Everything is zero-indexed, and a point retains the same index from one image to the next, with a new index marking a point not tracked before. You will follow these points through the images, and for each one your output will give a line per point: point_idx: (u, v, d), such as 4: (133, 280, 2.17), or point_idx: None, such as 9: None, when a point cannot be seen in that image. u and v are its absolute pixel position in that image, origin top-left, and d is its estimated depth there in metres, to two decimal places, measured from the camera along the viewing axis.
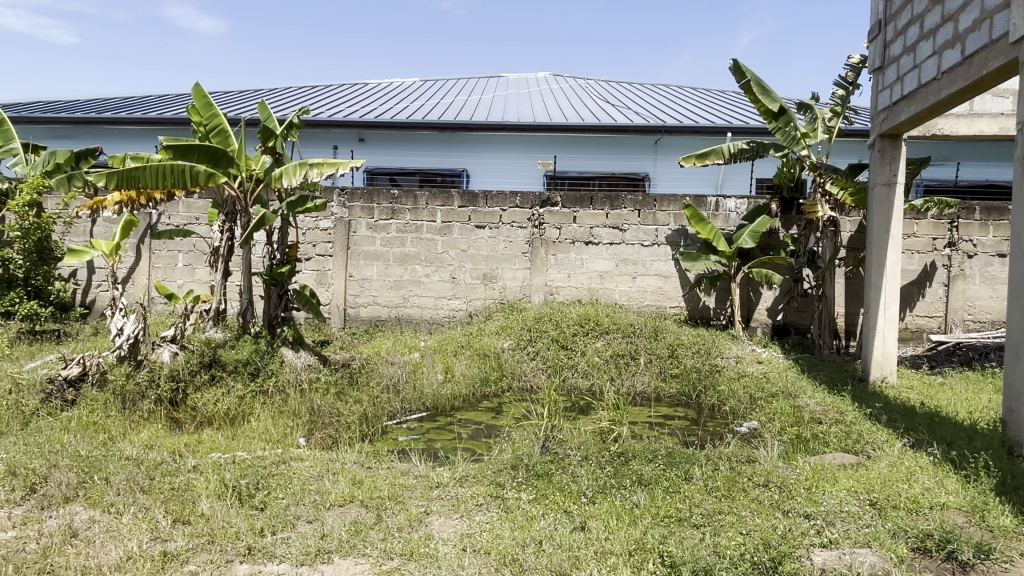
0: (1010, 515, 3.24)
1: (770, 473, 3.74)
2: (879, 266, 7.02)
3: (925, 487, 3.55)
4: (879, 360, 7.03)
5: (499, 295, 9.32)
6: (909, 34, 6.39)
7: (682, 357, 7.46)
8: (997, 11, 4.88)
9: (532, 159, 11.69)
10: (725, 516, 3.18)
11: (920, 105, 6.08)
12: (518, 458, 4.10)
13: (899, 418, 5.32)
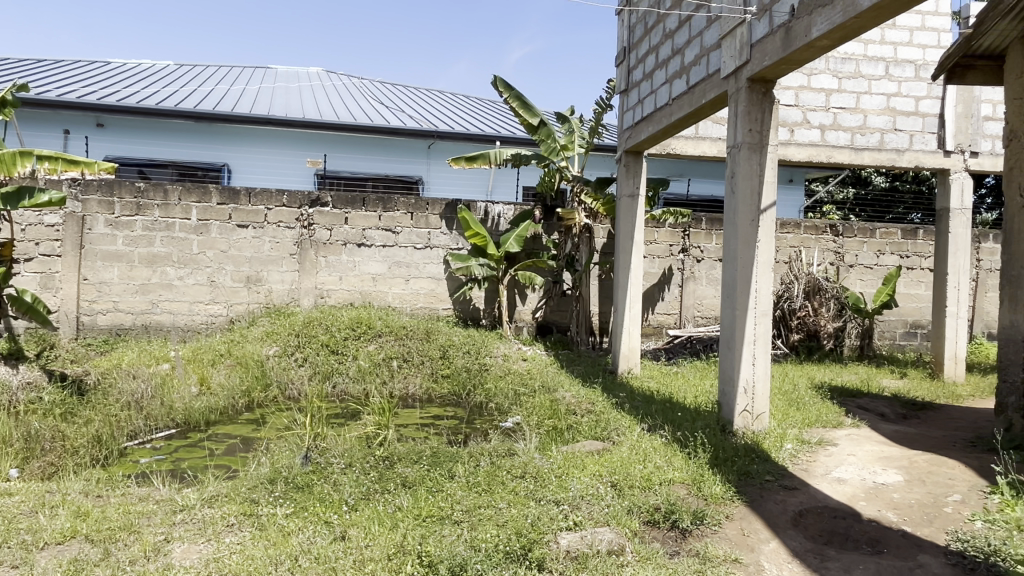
0: (720, 484, 3.76)
1: (527, 464, 3.95)
2: (625, 269, 7.76)
3: (656, 466, 3.99)
4: (626, 353, 7.77)
5: (264, 299, 8.78)
6: (648, 62, 7.18)
7: (452, 358, 7.62)
8: (712, 50, 5.65)
9: (301, 157, 11.22)
10: (484, 510, 3.29)
11: (656, 127, 6.85)
12: (276, 471, 3.89)
13: (640, 405, 5.94)
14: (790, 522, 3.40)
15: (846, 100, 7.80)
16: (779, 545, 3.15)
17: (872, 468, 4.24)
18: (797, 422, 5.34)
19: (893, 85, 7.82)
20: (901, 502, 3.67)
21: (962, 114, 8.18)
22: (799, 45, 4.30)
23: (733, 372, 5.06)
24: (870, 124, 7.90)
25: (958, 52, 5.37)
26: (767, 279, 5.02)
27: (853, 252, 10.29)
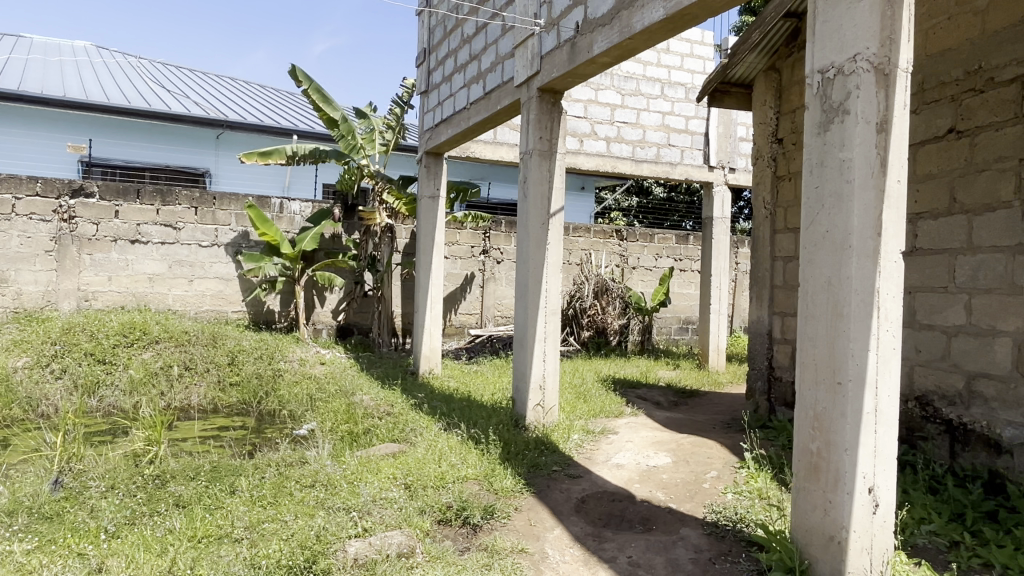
0: (511, 477, 3.89)
1: (317, 473, 3.80)
2: (426, 269, 7.77)
3: (451, 464, 4.04)
4: (427, 353, 7.78)
5: (11, 302, 7.58)
6: (447, 65, 7.26)
7: (242, 364, 7.13)
8: (507, 58, 5.84)
9: (60, 141, 9.90)
10: (267, 525, 3.10)
11: (454, 129, 6.93)
12: (17, 501, 3.36)
13: (439, 405, 5.98)
14: (573, 508, 3.60)
15: (628, 115, 8.55)
16: (562, 532, 3.32)
17: (645, 452, 4.64)
18: (584, 414, 5.69)
19: (667, 104, 8.72)
20: (668, 482, 4.05)
21: (722, 134, 9.23)
22: (583, 60, 4.59)
23: (525, 368, 5.26)
24: (648, 139, 8.70)
25: (716, 78, 6.05)
26: (556, 279, 5.30)
27: (636, 255, 11.23)
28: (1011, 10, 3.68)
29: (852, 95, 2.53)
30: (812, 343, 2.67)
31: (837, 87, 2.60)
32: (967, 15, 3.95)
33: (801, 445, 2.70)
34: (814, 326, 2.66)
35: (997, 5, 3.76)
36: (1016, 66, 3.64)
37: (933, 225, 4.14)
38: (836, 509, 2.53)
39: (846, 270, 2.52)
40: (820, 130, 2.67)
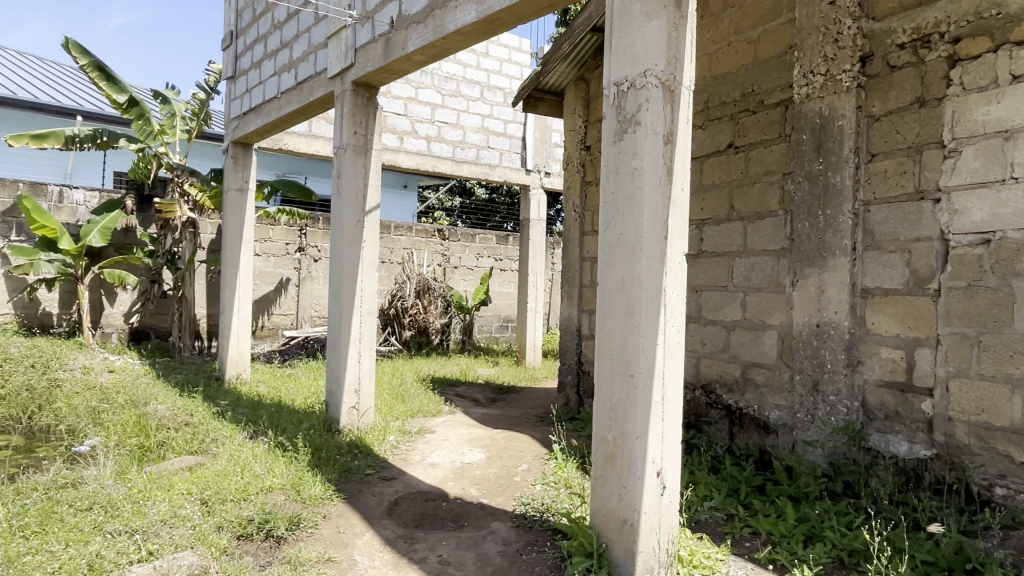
0: (319, 484, 3.75)
1: (95, 494, 3.39)
2: (233, 267, 7.25)
3: (254, 474, 3.80)
4: (234, 358, 7.27)
5: None
6: (256, 50, 6.83)
7: (8, 374, 6.21)
8: (320, 48, 5.62)
9: None
10: (27, 558, 2.70)
11: (264, 119, 6.52)
12: None
13: (245, 412, 5.61)
14: (384, 512, 3.54)
15: (448, 115, 8.61)
16: (373, 536, 3.25)
17: (460, 449, 4.68)
18: (400, 414, 5.62)
19: (485, 107, 8.90)
20: (481, 478, 4.12)
21: (539, 139, 9.50)
22: (398, 56, 4.53)
23: (339, 370, 5.09)
24: (468, 140, 8.80)
25: (530, 84, 6.26)
26: (371, 278, 5.19)
27: (457, 254, 11.32)
28: (777, 42, 4.17)
29: (643, 107, 2.72)
30: (609, 339, 2.83)
31: (630, 99, 2.78)
32: (743, 43, 4.42)
33: (599, 436, 2.86)
34: (610, 322, 2.83)
35: (766, 36, 4.25)
36: (780, 92, 4.14)
37: (715, 230, 4.60)
38: (629, 494, 2.71)
39: (637, 270, 2.71)
40: (616, 138, 2.84)
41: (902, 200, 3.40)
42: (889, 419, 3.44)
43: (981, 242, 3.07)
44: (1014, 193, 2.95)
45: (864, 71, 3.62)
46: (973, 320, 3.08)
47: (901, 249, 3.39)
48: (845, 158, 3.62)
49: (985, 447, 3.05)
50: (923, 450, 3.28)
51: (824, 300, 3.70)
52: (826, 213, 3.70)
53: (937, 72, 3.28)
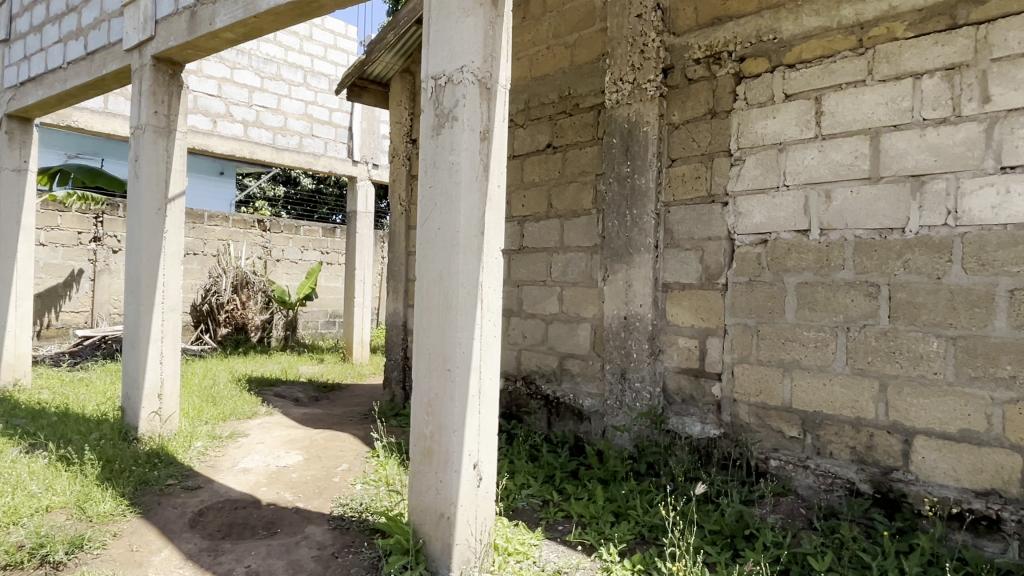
0: (111, 500, 3.39)
1: None
2: (8, 258, 6.31)
3: (29, 494, 3.35)
4: (10, 361, 6.36)
5: None
6: (36, 13, 6.00)
7: None
8: (114, 16, 5.06)
9: None
10: None
11: (46, 91, 5.75)
12: None
13: (23, 423, 4.93)
14: (186, 524, 3.27)
15: (268, 99, 8.15)
16: (172, 552, 2.99)
17: (276, 452, 4.46)
18: (211, 418, 5.24)
19: (310, 93, 8.54)
20: (298, 481, 3.95)
21: (366, 130, 9.26)
22: (204, 33, 4.20)
23: (137, 372, 4.64)
24: (289, 127, 8.37)
25: (354, 73, 6.07)
26: (175, 271, 4.77)
27: (280, 247, 10.76)
28: (590, 49, 4.39)
29: (459, 103, 2.73)
30: (426, 333, 2.81)
31: (448, 94, 2.78)
32: (561, 48, 4.61)
33: (416, 431, 2.85)
34: (428, 317, 2.81)
35: (581, 43, 4.46)
36: (594, 96, 4.36)
37: (535, 226, 4.75)
38: (446, 488, 2.71)
39: (454, 264, 2.71)
40: (433, 133, 2.83)
41: (696, 202, 3.72)
42: (685, 402, 3.76)
43: (760, 242, 3.43)
44: (785, 198, 3.33)
45: (666, 82, 3.91)
46: (754, 311, 3.45)
47: (695, 247, 3.71)
48: (649, 161, 3.90)
49: (762, 425, 3.42)
50: (713, 430, 3.61)
51: (631, 294, 3.97)
52: (633, 213, 3.97)
53: (725, 87, 3.61)
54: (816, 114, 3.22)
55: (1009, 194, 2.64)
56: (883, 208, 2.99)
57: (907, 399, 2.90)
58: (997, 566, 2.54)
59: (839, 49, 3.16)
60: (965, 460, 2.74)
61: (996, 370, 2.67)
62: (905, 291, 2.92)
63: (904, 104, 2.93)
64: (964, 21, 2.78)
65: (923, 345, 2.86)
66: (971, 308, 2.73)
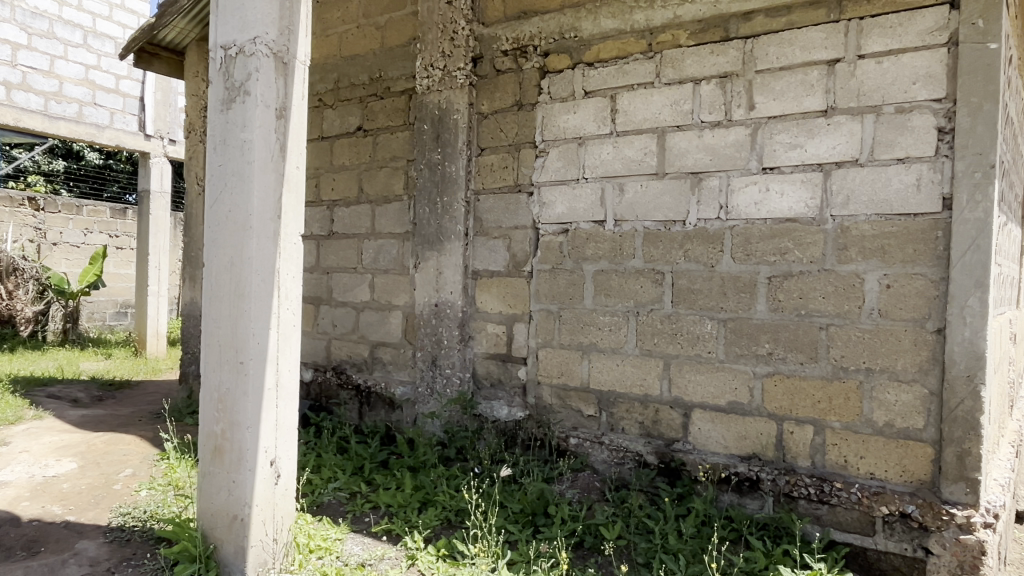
0: None
1: None
2: None
3: None
4: None
5: None
6: None
7: None
8: None
9: None
10: None
11: None
12: None
13: None
14: None
15: (36, 59, 7.11)
16: None
17: (44, 461, 3.93)
18: None
19: (90, 56, 7.58)
20: (70, 491, 3.51)
21: (161, 102, 8.38)
22: None
23: None
24: (66, 93, 7.38)
25: (141, 37, 5.45)
26: None
27: (57, 229, 9.49)
28: (401, 32, 4.32)
29: (252, 77, 2.55)
30: (217, 324, 2.61)
31: (239, 66, 2.59)
32: (371, 29, 4.48)
33: (205, 429, 2.64)
34: (218, 307, 2.61)
35: (392, 25, 4.37)
36: (405, 80, 4.29)
37: (345, 211, 4.60)
38: (238, 488, 2.55)
39: (246, 250, 2.54)
40: (223, 107, 2.62)
41: (504, 191, 3.81)
42: (493, 386, 3.85)
43: (562, 231, 3.59)
44: (585, 190, 3.50)
45: (475, 71, 3.95)
46: (556, 297, 3.60)
47: (503, 235, 3.81)
48: (459, 149, 3.94)
49: (563, 405, 3.59)
50: (519, 412, 3.73)
51: (442, 281, 4.00)
52: (444, 200, 3.99)
53: (530, 80, 3.71)
54: (611, 112, 3.41)
55: (769, 192, 2.98)
56: (668, 202, 3.24)
57: (686, 377, 3.19)
58: (756, 521, 2.86)
59: (632, 52, 3.37)
60: (733, 429, 3.07)
61: (757, 348, 3.00)
62: (686, 278, 3.19)
63: (686, 107, 3.19)
64: (734, 34, 3.08)
65: (700, 327, 3.15)
66: (738, 293, 3.05)
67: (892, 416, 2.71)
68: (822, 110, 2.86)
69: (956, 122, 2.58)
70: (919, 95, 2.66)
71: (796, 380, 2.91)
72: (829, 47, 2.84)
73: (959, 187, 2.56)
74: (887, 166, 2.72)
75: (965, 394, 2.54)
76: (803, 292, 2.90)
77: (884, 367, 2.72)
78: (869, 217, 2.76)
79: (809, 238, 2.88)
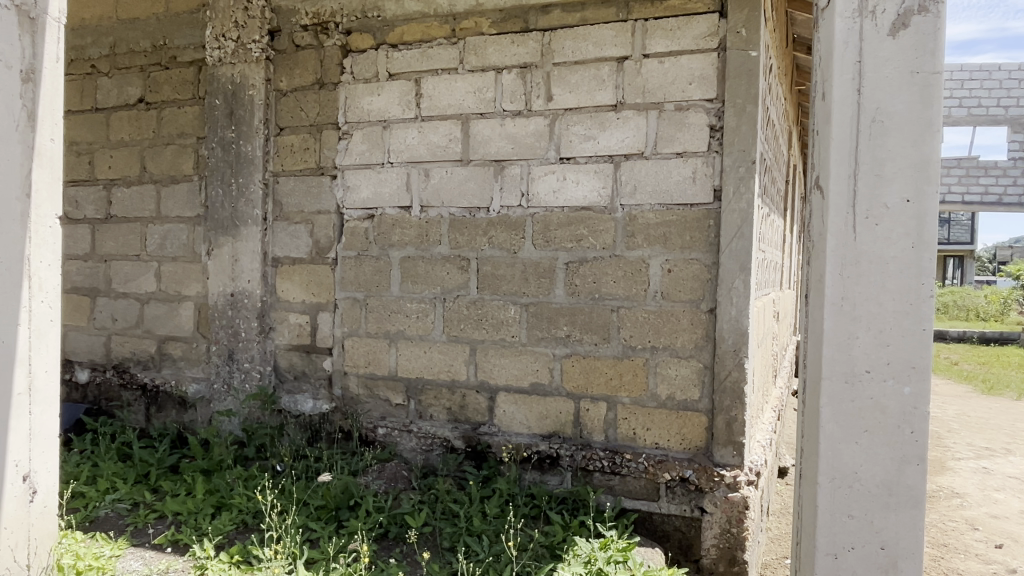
0: None
1: None
2: None
3: None
4: None
5: None
6: None
7: None
8: None
9: None
10: None
11: None
12: None
13: None
14: None
15: None
16: None
17: None
18: None
19: None
20: None
21: None
22: None
23: None
24: None
25: None
26: None
27: None
28: None
29: None
30: None
31: None
32: None
33: None
34: None
35: None
36: (194, 50, 3.93)
37: (125, 192, 4.13)
38: None
39: None
40: None
41: (305, 174, 3.63)
42: (297, 379, 3.68)
43: (367, 217, 3.49)
44: (390, 174, 3.43)
45: (273, 45, 3.70)
46: (362, 285, 3.50)
47: (305, 220, 3.63)
48: (255, 128, 3.68)
49: (370, 395, 3.51)
50: (324, 405, 3.61)
51: (237, 269, 3.74)
52: (239, 182, 3.72)
53: (332, 59, 3.55)
54: (416, 96, 3.36)
55: (566, 180, 3.10)
56: (472, 189, 3.27)
57: (491, 360, 3.25)
58: (556, 496, 3.00)
59: (436, 36, 3.34)
60: (535, 409, 3.17)
61: (556, 330, 3.13)
62: (489, 264, 3.24)
63: (488, 95, 3.23)
64: (533, 26, 3.16)
65: (504, 312, 3.22)
66: (539, 278, 3.16)
67: (673, 389, 2.95)
68: (612, 105, 3.02)
69: (724, 121, 2.84)
70: (695, 95, 2.89)
71: (591, 360, 3.07)
72: (619, 44, 3.01)
73: (727, 180, 2.83)
74: (668, 159, 2.94)
75: (732, 366, 2.83)
76: (597, 277, 3.06)
77: (666, 345, 2.95)
78: (653, 206, 2.97)
79: (601, 226, 3.04)
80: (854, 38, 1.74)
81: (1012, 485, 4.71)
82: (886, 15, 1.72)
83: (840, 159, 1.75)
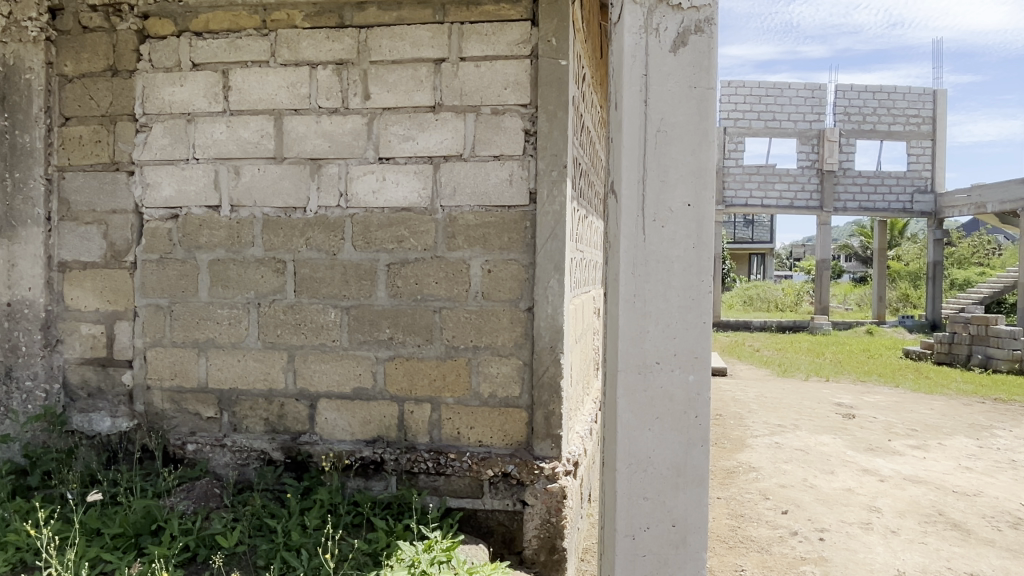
0: None
1: None
2: None
3: None
4: None
5: None
6: None
7: None
8: None
9: None
10: None
11: None
12: None
13: None
14: None
15: None
16: None
17: None
18: None
19: None
20: None
21: None
22: None
23: None
24: None
25: None
26: None
27: None
28: None
29: None
30: None
31: None
32: None
33: None
34: None
35: None
36: None
37: None
38: None
39: None
40: None
41: (96, 168, 3.28)
42: (91, 397, 3.33)
43: (170, 217, 3.22)
44: (195, 171, 3.19)
45: (54, 24, 3.31)
46: (165, 290, 3.23)
47: (97, 220, 3.29)
48: (34, 117, 3.27)
49: (178, 409, 3.25)
50: (124, 423, 3.30)
51: (15, 275, 3.31)
52: (15, 176, 3.29)
53: (125, 44, 3.24)
54: (223, 89, 3.16)
55: (385, 181, 3.06)
56: (287, 187, 3.13)
57: (310, 366, 3.13)
58: (380, 501, 2.96)
59: (245, 26, 3.16)
60: (358, 414, 3.11)
61: (379, 333, 3.08)
62: (307, 266, 3.12)
63: (303, 90, 3.11)
64: (349, 22, 3.08)
65: (323, 316, 3.12)
66: (359, 280, 3.09)
67: (495, 387, 3.01)
68: (430, 106, 3.03)
69: (537, 126, 2.94)
70: (509, 100, 2.97)
71: (414, 361, 3.06)
72: (435, 46, 3.01)
73: (541, 183, 2.92)
74: (486, 162, 2.99)
75: (549, 362, 2.94)
76: (419, 278, 3.05)
77: (487, 344, 3.00)
78: (472, 208, 3.00)
79: (422, 226, 3.04)
80: (640, 53, 1.86)
81: (798, 457, 5.32)
82: (668, 33, 1.86)
83: (630, 165, 1.87)
